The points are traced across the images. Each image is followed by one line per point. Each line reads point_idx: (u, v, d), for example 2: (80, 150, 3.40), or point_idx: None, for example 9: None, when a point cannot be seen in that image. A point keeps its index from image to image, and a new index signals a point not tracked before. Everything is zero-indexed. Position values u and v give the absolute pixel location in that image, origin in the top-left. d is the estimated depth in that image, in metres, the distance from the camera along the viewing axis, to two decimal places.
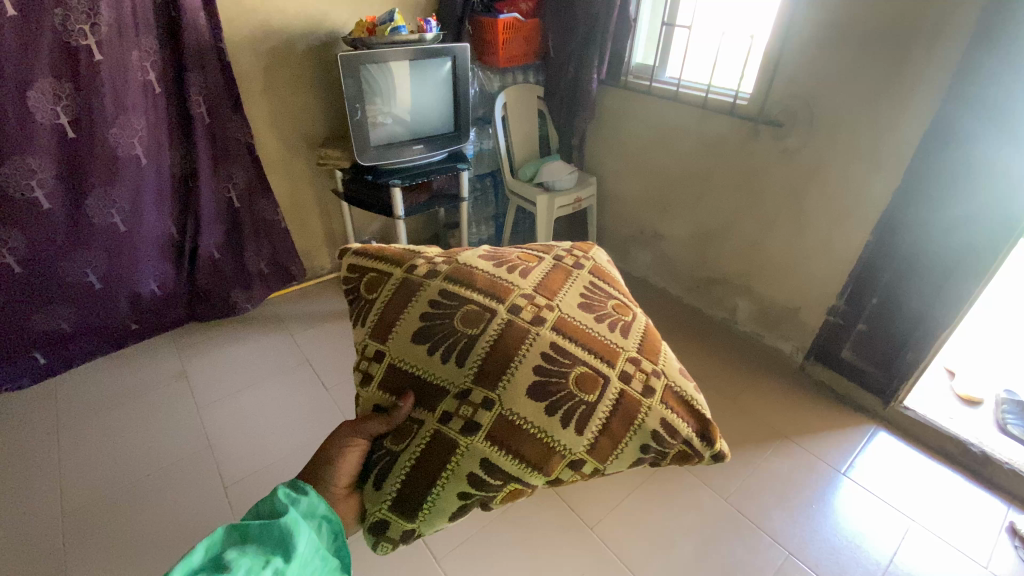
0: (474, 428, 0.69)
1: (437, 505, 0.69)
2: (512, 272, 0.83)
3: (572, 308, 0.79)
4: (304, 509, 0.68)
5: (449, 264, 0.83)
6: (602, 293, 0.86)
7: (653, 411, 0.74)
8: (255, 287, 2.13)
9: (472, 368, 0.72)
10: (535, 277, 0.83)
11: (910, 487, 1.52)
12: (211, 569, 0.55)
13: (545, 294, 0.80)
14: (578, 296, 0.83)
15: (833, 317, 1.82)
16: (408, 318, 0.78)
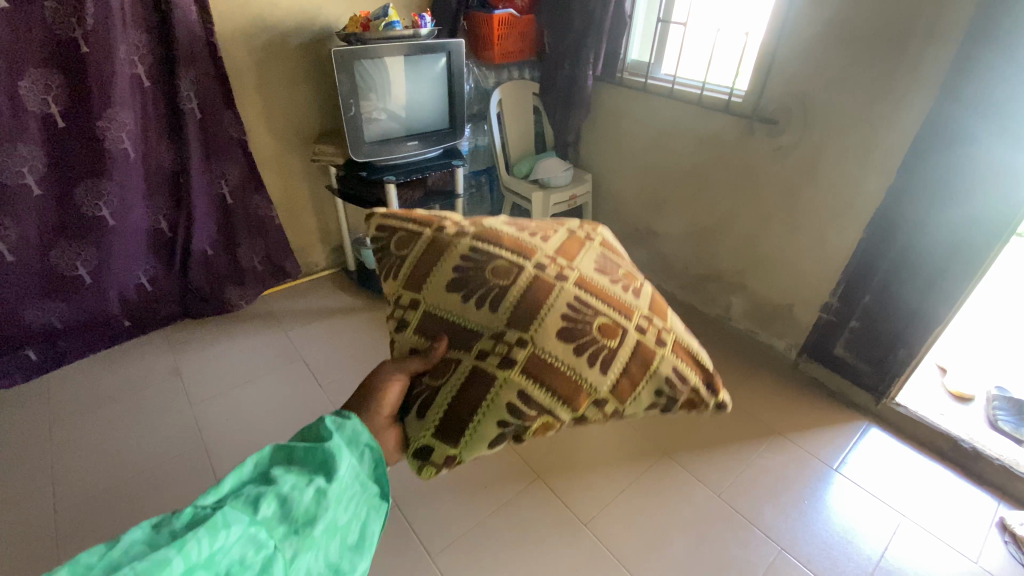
0: (512, 362, 0.80)
1: (479, 433, 0.78)
2: (534, 239, 0.96)
3: (589, 270, 0.93)
4: (349, 434, 0.68)
5: (477, 227, 0.96)
6: (613, 262, 0.99)
7: (665, 354, 0.88)
8: (248, 283, 2.12)
9: (506, 313, 0.84)
10: (552, 241, 0.97)
11: (901, 481, 1.54)
12: (257, 483, 0.56)
13: (564, 257, 0.94)
14: (593, 261, 0.96)
15: (827, 313, 1.83)
16: (445, 270, 0.91)
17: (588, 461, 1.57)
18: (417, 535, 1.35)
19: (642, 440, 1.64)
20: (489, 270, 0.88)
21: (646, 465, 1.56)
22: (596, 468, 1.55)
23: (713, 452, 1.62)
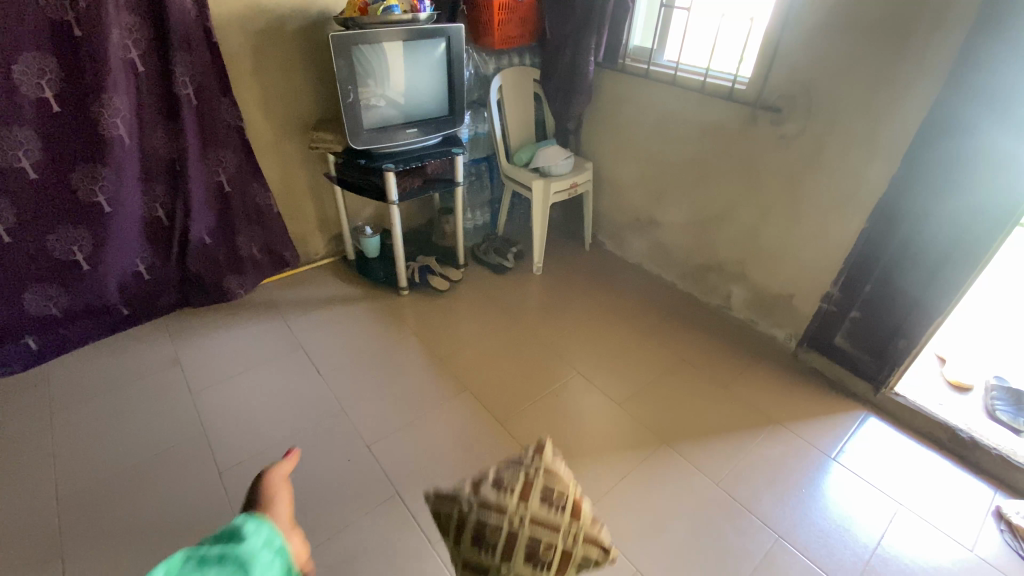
0: None
1: None
2: (502, 486, 0.84)
3: (535, 520, 0.81)
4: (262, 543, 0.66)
5: (467, 508, 0.83)
6: (555, 498, 0.84)
7: (579, 545, 0.81)
8: (247, 272, 2.11)
9: (470, 562, 0.80)
10: (518, 488, 0.84)
11: (898, 470, 1.55)
12: None
13: (519, 501, 0.82)
14: (540, 498, 0.83)
15: (828, 304, 1.82)
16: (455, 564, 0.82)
17: (587, 450, 1.57)
18: (418, 522, 1.36)
19: (641, 429, 1.65)
20: (476, 534, 0.81)
21: (644, 454, 1.57)
22: (596, 457, 1.55)
23: (712, 441, 1.62)
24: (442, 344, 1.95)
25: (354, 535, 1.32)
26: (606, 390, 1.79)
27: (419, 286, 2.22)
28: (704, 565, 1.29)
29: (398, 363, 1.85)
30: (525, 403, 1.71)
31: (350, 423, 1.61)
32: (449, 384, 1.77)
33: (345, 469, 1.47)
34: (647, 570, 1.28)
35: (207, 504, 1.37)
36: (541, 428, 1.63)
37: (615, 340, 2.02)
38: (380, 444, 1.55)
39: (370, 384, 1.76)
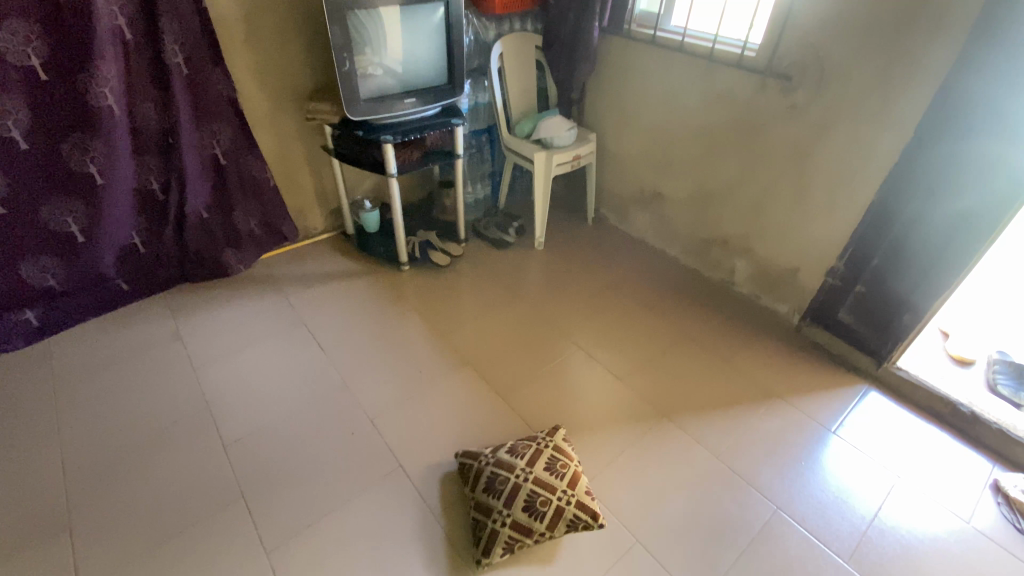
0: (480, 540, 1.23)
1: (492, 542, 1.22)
2: (495, 492, 1.27)
3: (520, 508, 1.25)
4: None
5: (475, 466, 1.34)
6: (540, 485, 1.28)
7: (570, 507, 1.26)
8: (246, 247, 2.09)
9: (477, 501, 1.28)
10: (504, 492, 1.27)
11: (897, 443, 1.56)
12: None
13: (506, 501, 1.25)
14: (523, 505, 1.25)
15: (833, 278, 1.80)
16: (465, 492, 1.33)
17: (588, 424, 1.58)
18: (422, 494, 1.37)
19: (642, 404, 1.65)
20: (490, 487, 1.28)
21: (645, 428, 1.57)
22: (598, 432, 1.56)
23: (713, 415, 1.63)
24: (443, 319, 1.94)
25: (359, 506, 1.34)
26: (608, 365, 1.78)
27: (420, 261, 2.20)
28: (703, 536, 1.32)
29: (400, 338, 1.85)
30: (527, 378, 1.72)
31: (352, 398, 1.62)
32: (451, 359, 1.77)
33: (348, 443, 1.49)
34: (646, 540, 1.30)
35: (212, 477, 1.39)
36: (543, 403, 1.63)
37: (618, 314, 2.01)
38: (383, 418, 1.56)
39: (372, 360, 1.76)
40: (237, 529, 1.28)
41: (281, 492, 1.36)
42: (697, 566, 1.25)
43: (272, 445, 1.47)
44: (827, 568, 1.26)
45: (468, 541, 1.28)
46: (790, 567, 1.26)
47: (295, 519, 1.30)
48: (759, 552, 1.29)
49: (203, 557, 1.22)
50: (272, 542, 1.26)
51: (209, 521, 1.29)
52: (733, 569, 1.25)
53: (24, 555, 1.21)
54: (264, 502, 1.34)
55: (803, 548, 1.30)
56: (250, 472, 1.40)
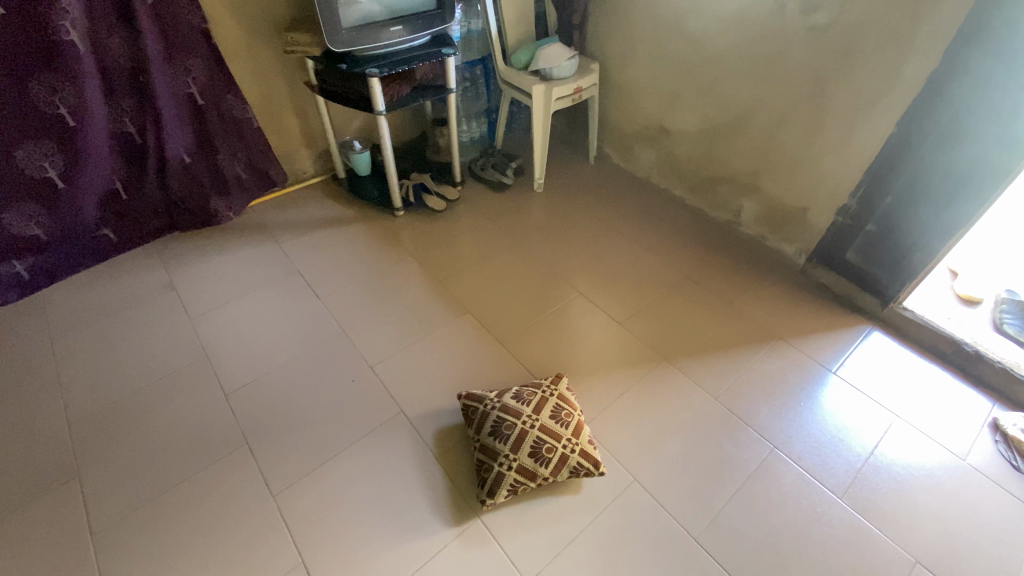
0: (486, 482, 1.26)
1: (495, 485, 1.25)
2: (503, 437, 1.27)
3: (528, 454, 1.26)
4: None
5: (482, 411, 1.33)
6: (549, 432, 1.29)
7: (574, 456, 1.28)
8: (234, 193, 2.01)
9: (483, 446, 1.29)
10: (513, 438, 1.27)
11: (897, 381, 1.56)
12: None
13: (515, 448, 1.26)
14: (531, 451, 1.26)
15: (843, 217, 1.74)
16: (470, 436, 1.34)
17: (588, 369, 1.57)
18: (423, 438, 1.39)
19: (643, 347, 1.64)
20: (496, 431, 1.29)
21: (645, 371, 1.57)
22: (598, 377, 1.55)
23: (714, 358, 1.62)
24: (440, 265, 1.89)
25: (361, 451, 1.35)
26: (608, 309, 1.76)
27: (415, 206, 2.12)
28: (700, 474, 1.34)
29: (397, 285, 1.81)
30: (526, 323, 1.70)
31: (351, 345, 1.61)
32: (449, 306, 1.74)
33: (348, 390, 1.49)
34: (644, 478, 1.32)
35: (215, 426, 1.40)
36: (543, 348, 1.62)
37: (619, 258, 1.96)
38: (382, 365, 1.56)
39: (369, 307, 1.73)
40: (243, 474, 1.30)
41: (284, 439, 1.38)
42: (693, 502, 1.28)
43: (273, 393, 1.48)
44: (821, 503, 1.28)
45: (470, 482, 1.30)
46: (785, 502, 1.28)
47: (299, 465, 1.32)
48: (754, 488, 1.31)
49: (211, 501, 1.25)
50: (278, 486, 1.28)
51: (216, 467, 1.31)
52: (729, 505, 1.28)
53: (35, 502, 1.24)
54: (268, 448, 1.35)
55: (798, 484, 1.32)
56: (253, 420, 1.41)
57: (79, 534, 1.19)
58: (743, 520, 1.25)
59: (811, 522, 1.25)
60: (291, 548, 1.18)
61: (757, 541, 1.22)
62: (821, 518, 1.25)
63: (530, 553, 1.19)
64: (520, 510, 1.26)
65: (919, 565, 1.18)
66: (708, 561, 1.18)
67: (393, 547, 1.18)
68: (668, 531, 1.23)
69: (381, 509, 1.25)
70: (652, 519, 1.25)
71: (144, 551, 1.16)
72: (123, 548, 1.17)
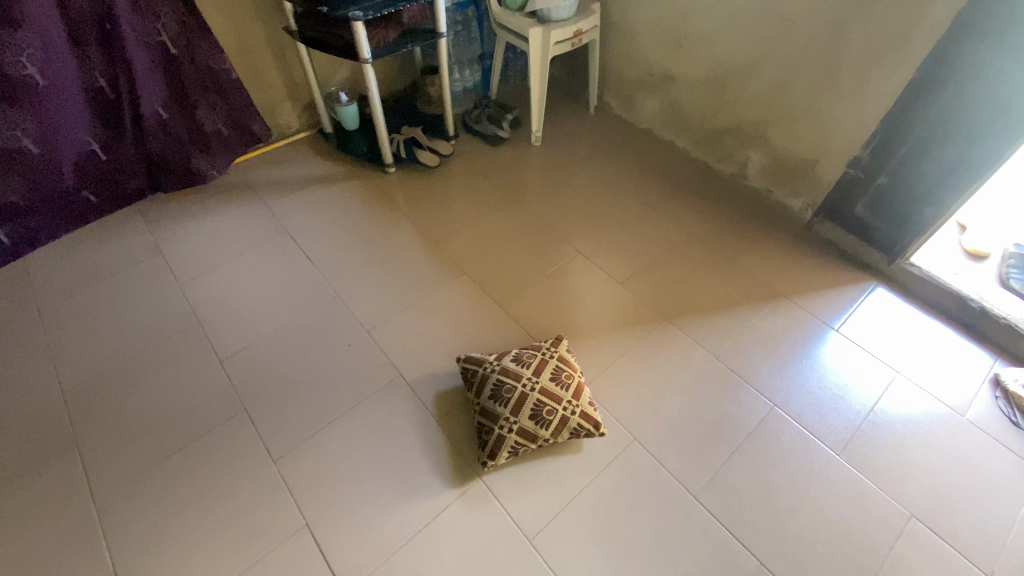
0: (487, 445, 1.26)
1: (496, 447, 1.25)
2: (503, 400, 1.26)
3: (529, 416, 1.25)
4: None
5: (482, 374, 1.31)
6: (550, 395, 1.28)
7: (575, 417, 1.27)
8: (216, 150, 1.91)
9: (483, 409, 1.28)
10: (513, 402, 1.26)
11: (898, 337, 1.55)
12: None
13: (515, 411, 1.25)
14: (532, 414, 1.26)
15: (853, 169, 1.66)
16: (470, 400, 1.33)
17: (588, 330, 1.55)
18: (422, 402, 1.38)
19: (643, 307, 1.61)
20: (496, 394, 1.28)
21: (646, 331, 1.55)
22: (598, 338, 1.53)
23: (715, 317, 1.59)
24: (435, 225, 1.83)
25: (360, 415, 1.35)
26: (608, 268, 1.72)
27: (407, 162, 2.03)
28: (700, 433, 1.34)
29: (391, 246, 1.76)
30: (525, 284, 1.66)
31: (346, 309, 1.57)
32: (445, 267, 1.70)
33: (345, 353, 1.47)
34: (644, 438, 1.33)
35: (212, 392, 1.38)
36: (541, 309, 1.59)
37: (619, 214, 1.90)
38: (379, 329, 1.53)
39: (363, 269, 1.69)
40: (243, 440, 1.30)
41: (282, 404, 1.36)
42: (693, 461, 1.29)
43: (268, 359, 1.45)
44: (819, 460, 1.30)
45: (470, 444, 1.30)
46: (783, 460, 1.29)
47: (298, 430, 1.32)
48: (754, 446, 1.32)
49: (212, 467, 1.25)
50: (278, 451, 1.28)
51: (215, 433, 1.31)
52: (728, 462, 1.29)
53: (34, 472, 1.23)
54: (266, 414, 1.35)
55: (797, 442, 1.33)
56: (250, 386, 1.40)
57: (82, 503, 1.19)
58: (742, 476, 1.27)
59: (808, 478, 1.26)
60: (295, 511, 1.19)
61: (757, 497, 1.23)
62: (820, 474, 1.27)
63: (532, 512, 1.20)
64: (521, 470, 1.27)
65: (914, 519, 1.20)
66: (706, 516, 1.20)
67: (396, 509, 1.19)
68: (668, 489, 1.24)
69: (382, 472, 1.25)
70: (651, 478, 1.26)
71: (149, 518, 1.17)
72: (128, 515, 1.17)
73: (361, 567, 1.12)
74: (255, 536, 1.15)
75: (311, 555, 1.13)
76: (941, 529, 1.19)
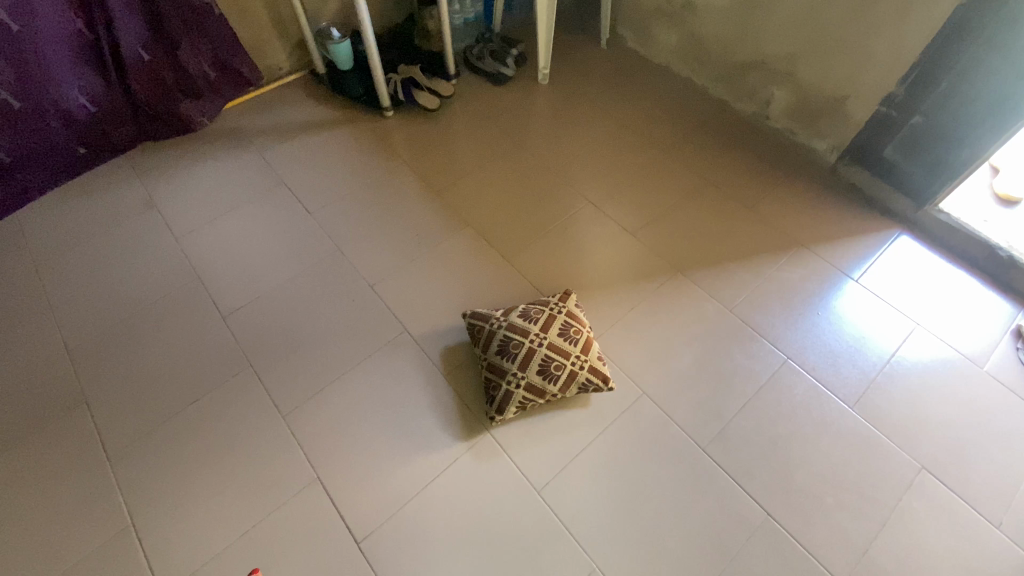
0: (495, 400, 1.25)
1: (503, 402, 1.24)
2: (510, 356, 1.24)
3: (536, 371, 1.23)
4: None
5: (489, 330, 1.29)
6: (558, 350, 1.25)
7: (583, 372, 1.25)
8: (205, 96, 1.81)
9: (490, 364, 1.26)
10: (520, 357, 1.24)
11: (920, 287, 1.49)
12: None
13: (523, 366, 1.23)
14: (540, 369, 1.23)
15: (886, 107, 1.54)
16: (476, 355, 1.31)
17: (597, 282, 1.50)
18: (428, 356, 1.36)
19: (655, 258, 1.55)
20: (503, 350, 1.25)
21: (657, 282, 1.50)
22: (607, 291, 1.49)
23: (730, 268, 1.54)
24: (437, 172, 1.74)
25: (366, 370, 1.34)
26: (619, 217, 1.64)
27: (406, 104, 1.91)
28: (709, 386, 1.32)
29: (392, 196, 1.68)
30: (532, 235, 1.59)
31: (347, 263, 1.53)
32: (448, 218, 1.63)
33: (349, 308, 1.44)
34: (653, 392, 1.31)
35: (217, 348, 1.37)
36: (549, 261, 1.54)
37: (631, 159, 1.79)
38: (382, 283, 1.49)
39: (364, 221, 1.62)
40: (251, 396, 1.30)
41: (287, 360, 1.35)
42: (702, 414, 1.28)
43: (271, 314, 1.43)
44: (831, 412, 1.28)
45: (478, 398, 1.30)
46: (794, 413, 1.28)
47: (305, 385, 1.31)
48: (765, 399, 1.30)
49: (222, 423, 1.26)
50: (286, 406, 1.28)
51: (223, 389, 1.31)
52: (737, 416, 1.28)
53: (48, 428, 1.25)
54: (272, 370, 1.34)
55: (809, 394, 1.31)
56: (254, 341, 1.38)
57: (97, 457, 1.21)
58: (751, 428, 1.26)
59: (818, 430, 1.25)
60: (306, 464, 1.20)
61: (765, 449, 1.23)
62: (831, 426, 1.26)
63: (540, 465, 1.21)
64: (529, 424, 1.27)
65: (924, 471, 1.20)
66: (714, 468, 1.20)
67: (404, 462, 1.20)
68: (675, 441, 1.24)
69: (390, 427, 1.25)
70: (659, 431, 1.25)
71: (163, 471, 1.19)
72: (143, 469, 1.20)
73: (373, 517, 1.14)
74: (268, 489, 1.17)
75: (323, 507, 1.15)
76: (950, 481, 1.19)
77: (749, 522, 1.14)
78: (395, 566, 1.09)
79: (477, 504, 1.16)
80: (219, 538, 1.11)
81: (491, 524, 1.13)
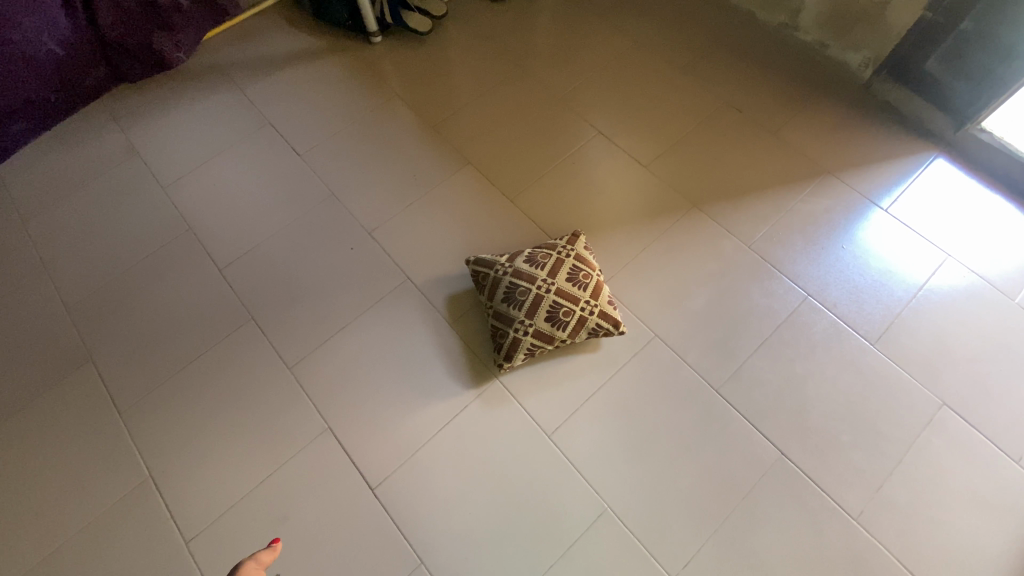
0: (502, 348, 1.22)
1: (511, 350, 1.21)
2: (517, 303, 1.19)
3: (544, 318, 1.19)
4: None
5: (495, 277, 1.23)
6: (567, 296, 1.20)
7: (593, 317, 1.20)
8: (180, 28, 1.65)
9: (496, 313, 1.22)
10: (528, 304, 1.19)
11: (953, 214, 1.39)
12: None
13: (530, 314, 1.19)
14: (548, 315, 1.19)
15: (932, 13, 1.36)
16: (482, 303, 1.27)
17: (607, 220, 1.42)
18: (432, 304, 1.32)
19: (669, 193, 1.45)
20: (509, 297, 1.20)
21: (671, 219, 1.41)
22: (617, 229, 1.40)
23: (749, 201, 1.44)
24: (432, 106, 1.61)
25: (369, 320, 1.30)
26: (630, 149, 1.52)
27: (395, 29, 1.75)
28: (724, 327, 1.27)
29: (385, 134, 1.57)
30: (536, 171, 1.49)
31: (342, 208, 1.45)
32: (446, 155, 1.53)
33: (348, 257, 1.38)
34: (665, 334, 1.27)
35: (217, 302, 1.34)
36: (556, 199, 1.45)
37: (644, 82, 1.64)
38: (380, 229, 1.42)
39: (357, 162, 1.53)
40: (255, 349, 1.28)
41: (289, 312, 1.32)
42: (717, 356, 1.24)
43: (269, 265, 1.38)
44: (852, 350, 1.24)
45: (485, 346, 1.27)
46: (813, 351, 1.24)
47: (309, 337, 1.29)
48: (782, 338, 1.26)
49: (229, 376, 1.25)
50: (291, 358, 1.27)
51: (227, 343, 1.29)
52: (753, 356, 1.24)
53: (58, 386, 1.25)
54: (275, 322, 1.31)
55: (829, 332, 1.26)
56: (253, 294, 1.35)
57: (111, 413, 1.22)
58: (767, 368, 1.22)
59: (837, 368, 1.22)
60: (315, 415, 1.20)
61: (781, 390, 1.20)
62: (850, 364, 1.22)
63: (550, 411, 1.20)
64: (537, 370, 1.24)
65: (946, 408, 1.17)
66: (728, 409, 1.18)
67: (413, 412, 1.20)
68: (688, 383, 1.21)
69: (397, 376, 1.24)
70: (671, 374, 1.23)
71: (176, 425, 1.20)
72: (156, 424, 1.20)
73: (384, 466, 1.15)
74: (280, 441, 1.18)
75: (336, 456, 1.16)
76: (971, 418, 1.16)
77: (761, 462, 1.13)
78: (410, 511, 1.11)
79: (488, 450, 1.16)
80: (237, 488, 1.14)
81: (502, 469, 1.14)
